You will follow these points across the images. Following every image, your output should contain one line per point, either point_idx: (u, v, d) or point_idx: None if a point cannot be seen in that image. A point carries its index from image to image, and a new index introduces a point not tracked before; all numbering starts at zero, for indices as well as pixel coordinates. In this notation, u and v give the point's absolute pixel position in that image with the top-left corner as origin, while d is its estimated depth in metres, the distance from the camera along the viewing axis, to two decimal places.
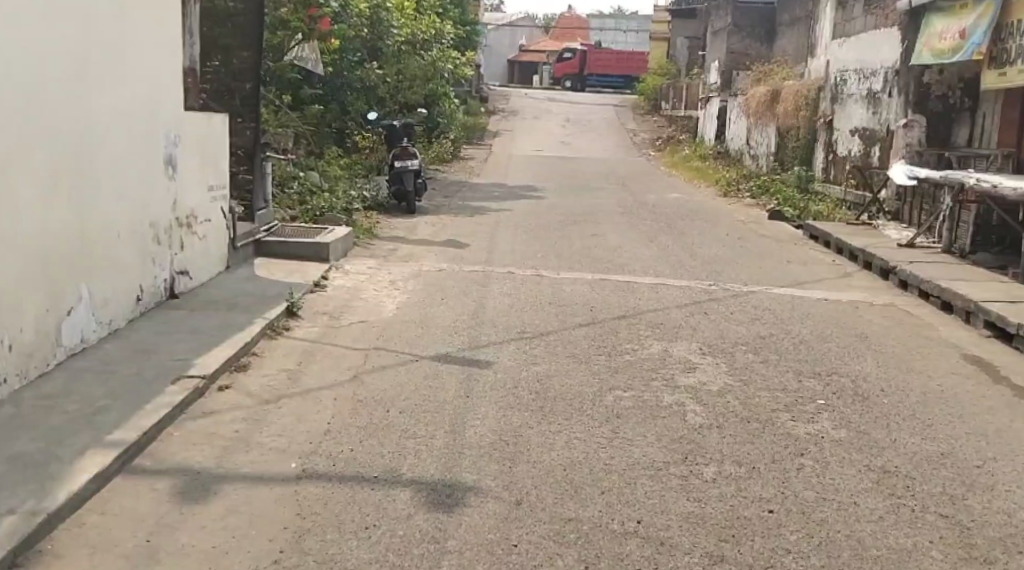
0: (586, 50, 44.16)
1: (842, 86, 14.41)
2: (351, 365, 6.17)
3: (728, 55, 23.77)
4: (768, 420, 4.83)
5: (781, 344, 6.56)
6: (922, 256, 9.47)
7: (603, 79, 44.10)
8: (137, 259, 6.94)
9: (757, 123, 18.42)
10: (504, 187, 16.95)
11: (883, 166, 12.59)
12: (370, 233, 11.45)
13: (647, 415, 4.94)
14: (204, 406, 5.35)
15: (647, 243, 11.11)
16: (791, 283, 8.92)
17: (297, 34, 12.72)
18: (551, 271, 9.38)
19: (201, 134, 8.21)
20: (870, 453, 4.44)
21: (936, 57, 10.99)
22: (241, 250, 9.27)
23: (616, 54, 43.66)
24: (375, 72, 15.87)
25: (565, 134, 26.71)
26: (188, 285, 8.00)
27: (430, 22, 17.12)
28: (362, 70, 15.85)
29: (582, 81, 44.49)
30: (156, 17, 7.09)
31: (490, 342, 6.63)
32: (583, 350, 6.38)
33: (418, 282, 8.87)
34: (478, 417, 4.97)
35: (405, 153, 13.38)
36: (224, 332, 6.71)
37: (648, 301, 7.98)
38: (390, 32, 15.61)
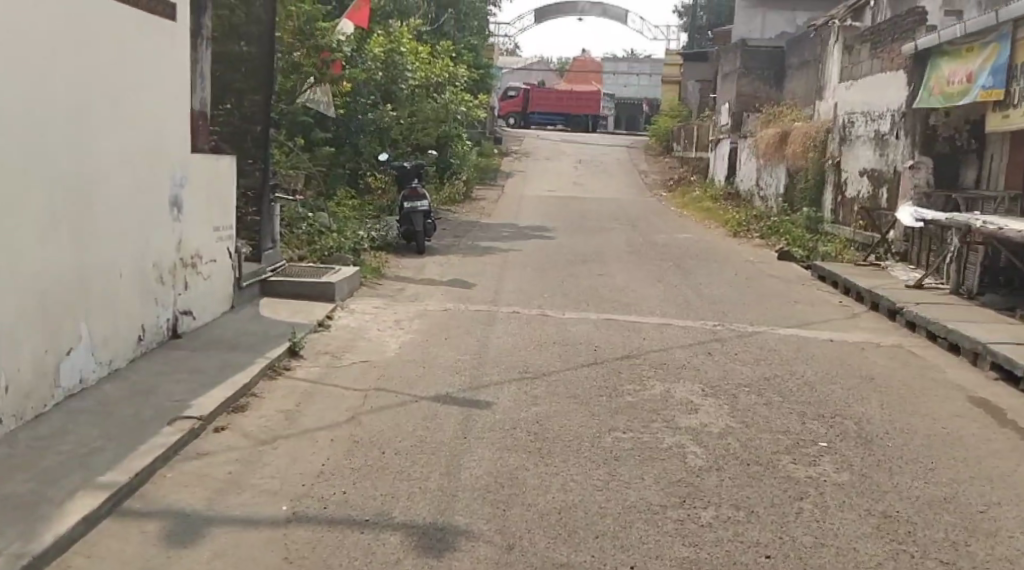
0: (528, 89, 44.89)
1: (850, 128, 14.39)
2: (350, 405, 6.13)
3: (738, 98, 23.73)
4: (768, 463, 4.75)
5: (786, 385, 6.48)
6: (931, 297, 9.40)
7: (544, 118, 45.04)
8: (138, 299, 6.94)
9: (767, 165, 18.42)
10: (513, 227, 16.96)
11: (891, 207, 12.53)
12: (377, 273, 11.43)
13: (647, 457, 4.86)
14: (199, 447, 5.31)
15: (654, 283, 11.07)
16: (798, 323, 8.85)
17: (310, 78, 12.89)
18: (556, 311, 9.33)
19: (208, 174, 8.25)
20: (871, 497, 4.35)
21: (944, 99, 11.03)
22: (246, 290, 9.27)
23: (556, 94, 44.38)
24: (390, 113, 15.76)
25: (576, 175, 26.78)
26: (192, 325, 7.99)
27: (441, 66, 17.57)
28: (377, 111, 15.68)
29: (525, 119, 45.41)
30: (161, 60, 7.15)
31: (491, 383, 6.57)
32: (584, 391, 6.32)
33: (422, 322, 8.84)
34: (474, 459, 4.91)
35: (414, 194, 13.41)
36: (224, 373, 6.67)
37: (652, 341, 7.92)
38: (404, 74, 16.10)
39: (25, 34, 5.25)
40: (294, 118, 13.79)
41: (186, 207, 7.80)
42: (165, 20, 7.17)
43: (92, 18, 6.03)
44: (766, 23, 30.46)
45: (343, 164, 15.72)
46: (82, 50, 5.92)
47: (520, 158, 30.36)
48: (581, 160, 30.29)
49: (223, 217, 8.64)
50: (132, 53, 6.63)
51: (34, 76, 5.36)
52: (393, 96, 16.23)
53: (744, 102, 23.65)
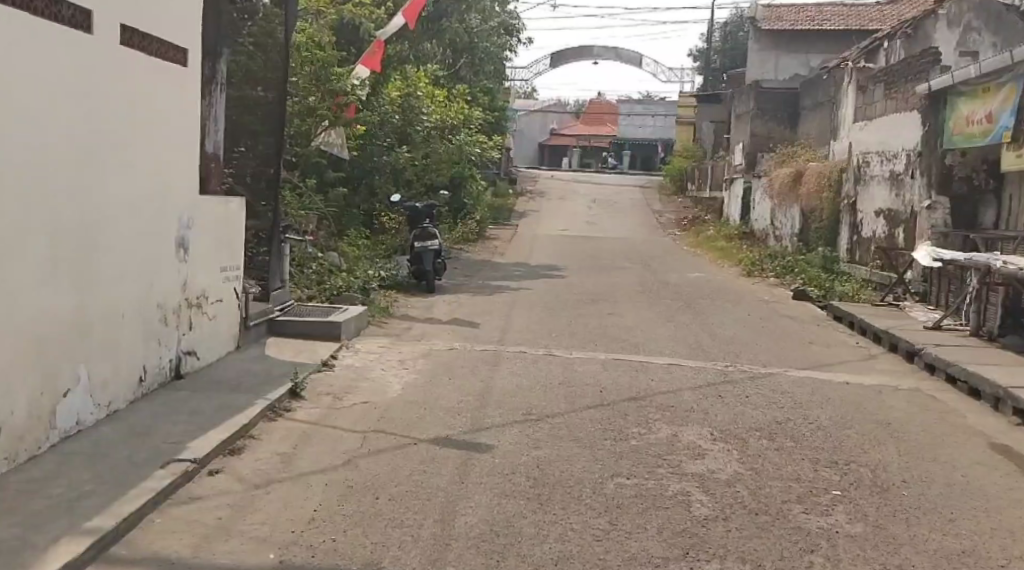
0: None
1: (865, 168, 14.22)
2: (348, 448, 5.94)
3: (751, 137, 23.56)
4: (778, 513, 4.53)
5: (799, 430, 6.26)
6: (948, 338, 9.16)
7: None
8: (140, 342, 6.79)
9: (781, 204, 18.25)
10: (525, 266, 16.80)
11: (908, 248, 12.30)
12: (386, 312, 11.28)
13: (650, 505, 4.66)
14: (191, 491, 5.11)
15: (665, 322, 10.87)
16: (812, 365, 8.62)
17: (325, 121, 12.82)
18: (564, 351, 9.14)
19: (216, 216, 8.15)
20: (887, 550, 4.12)
21: (965, 140, 10.89)
22: (252, 329, 9.10)
23: None
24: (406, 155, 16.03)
25: (589, 215, 26.69)
26: (195, 366, 7.83)
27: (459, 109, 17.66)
28: (393, 153, 15.76)
29: None
30: (171, 104, 7.07)
31: (492, 424, 6.39)
32: (588, 434, 6.13)
33: (427, 362, 8.66)
34: (470, 506, 4.71)
35: (425, 233, 13.29)
36: (223, 415, 6.49)
37: (661, 382, 7.72)
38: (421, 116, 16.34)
39: (27, 75, 5.15)
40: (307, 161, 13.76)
41: (193, 248, 7.68)
42: (175, 64, 7.11)
43: (99, 61, 5.95)
44: (779, 66, 30.47)
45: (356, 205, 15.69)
46: (87, 91, 5.82)
47: (534, 198, 30.25)
48: (595, 200, 30.18)
49: (230, 257, 8.53)
50: (140, 96, 6.55)
51: (36, 116, 5.26)
52: (408, 138, 16.23)
53: (757, 143, 23.52)
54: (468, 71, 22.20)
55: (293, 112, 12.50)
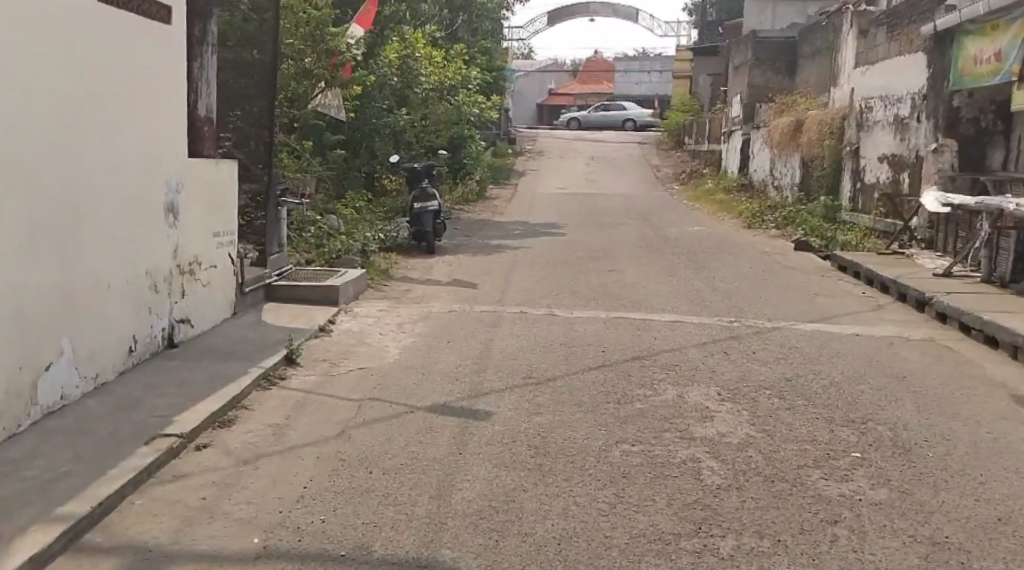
0: None
1: (868, 114, 13.71)
2: (342, 417, 5.62)
3: (750, 88, 22.97)
4: (796, 481, 4.30)
5: (812, 387, 5.95)
6: (962, 284, 8.84)
7: None
8: (129, 312, 6.36)
9: (781, 155, 17.84)
10: (524, 225, 16.47)
11: (914, 193, 11.88)
12: (384, 275, 10.94)
13: (658, 473, 4.40)
14: (176, 469, 4.79)
15: (667, 278, 10.56)
16: (818, 317, 8.30)
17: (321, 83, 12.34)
18: (564, 310, 8.85)
19: (208, 180, 7.65)
20: (916, 520, 3.90)
21: (974, 81, 10.44)
22: (250, 294, 8.69)
23: None
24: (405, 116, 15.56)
25: (587, 172, 26.28)
26: (189, 333, 7.41)
27: (457, 69, 17.15)
28: (392, 115, 15.28)
29: None
30: (155, 64, 6.55)
31: (492, 390, 6.11)
32: (591, 398, 5.84)
33: (426, 325, 8.37)
34: (469, 480, 4.44)
35: (424, 194, 12.96)
36: (213, 385, 6.17)
37: (664, 340, 7.44)
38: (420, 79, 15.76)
39: None
40: (306, 124, 13.30)
41: (183, 214, 7.20)
42: (158, 22, 6.56)
43: (68, 19, 5.43)
44: (777, 15, 29.84)
45: (356, 167, 15.24)
46: (57, 54, 5.33)
47: (532, 157, 29.82)
48: (593, 157, 29.78)
49: (225, 221, 8.04)
50: (120, 56, 6.05)
51: None
52: (407, 101, 15.68)
53: (755, 94, 23.00)
54: (466, 30, 21.65)
55: (288, 74, 12.06)
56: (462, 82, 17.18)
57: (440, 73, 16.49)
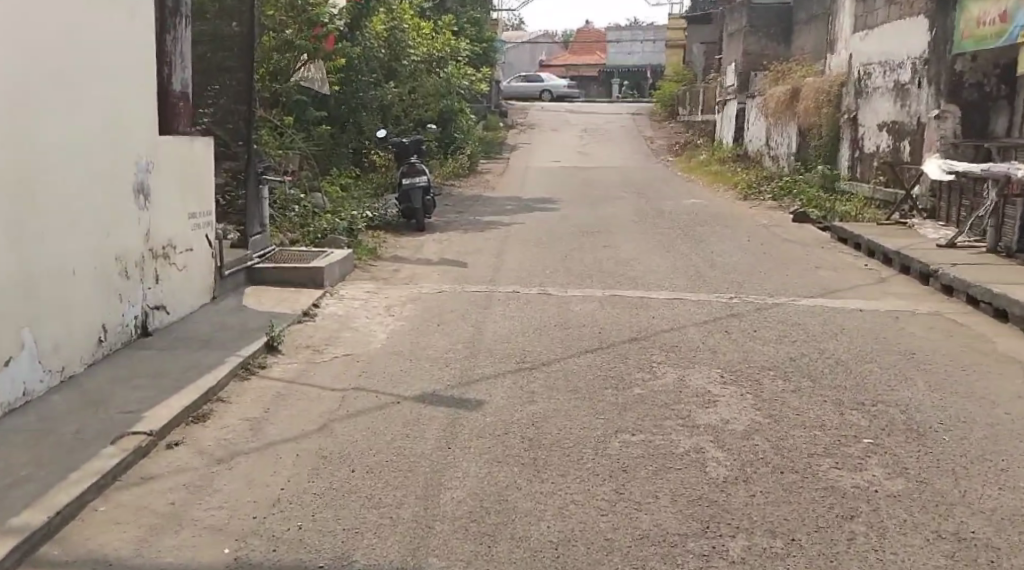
0: None
1: (867, 80, 13.33)
2: (325, 409, 5.33)
3: (744, 57, 22.55)
4: (806, 470, 4.04)
5: (818, 367, 5.67)
6: (965, 254, 8.56)
7: None
8: (98, 300, 6.06)
9: (776, 124, 17.50)
10: (517, 200, 16.13)
11: (914, 160, 11.58)
12: (372, 255, 10.61)
13: (659, 466, 4.15)
14: (144, 471, 4.53)
15: (663, 253, 10.29)
16: (822, 291, 8.03)
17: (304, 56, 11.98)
18: (558, 289, 8.55)
19: (181, 159, 7.31)
20: (938, 513, 3.66)
21: (976, 43, 10.13)
22: (229, 278, 8.37)
23: None
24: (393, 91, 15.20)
25: (580, 145, 25.90)
26: (165, 320, 7.11)
27: (445, 41, 16.75)
28: (380, 89, 14.85)
29: None
30: (119, 38, 6.20)
31: (483, 376, 5.83)
32: (588, 384, 5.57)
33: (415, 307, 8.07)
34: (458, 478, 4.18)
35: (413, 169, 12.60)
36: (189, 377, 5.89)
37: (663, 320, 7.15)
38: (407, 51, 15.39)
39: None
40: (290, 99, 12.94)
41: (154, 195, 6.87)
42: None
43: None
44: None
45: (344, 143, 14.85)
46: (11, 26, 4.99)
47: (524, 130, 29.42)
48: (586, 129, 29.38)
49: (200, 202, 7.71)
50: (81, 29, 5.70)
51: None
52: (395, 74, 15.33)
53: (750, 62, 22.58)
54: None
55: (269, 47, 11.68)
56: (451, 55, 16.79)
57: (428, 46, 16.10)
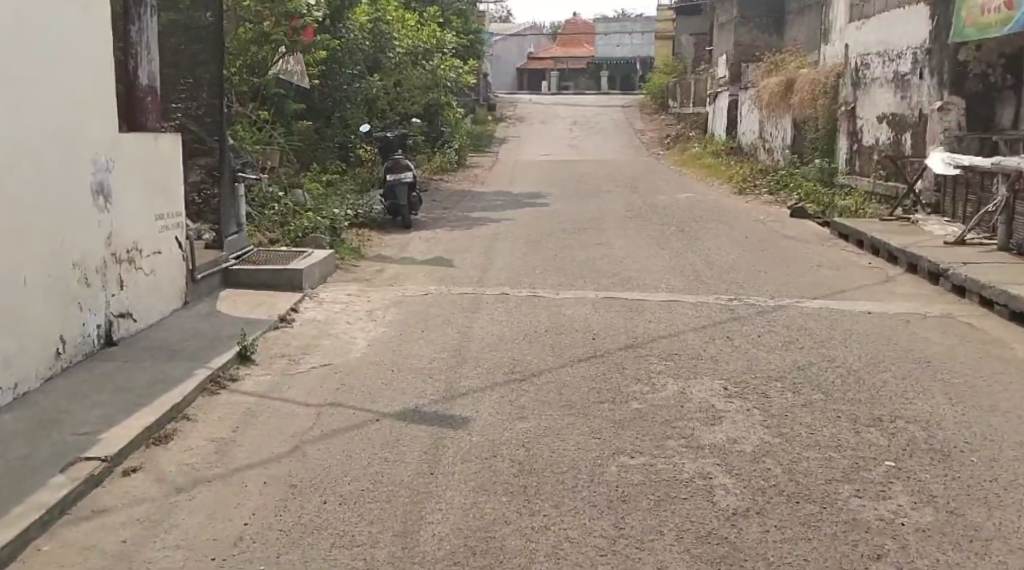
0: None
1: (864, 70, 12.92)
2: (298, 429, 4.93)
3: (736, 47, 22.14)
4: (823, 500, 3.68)
5: (828, 378, 5.32)
6: (974, 251, 8.20)
7: None
8: (54, 311, 5.65)
9: (771, 115, 17.12)
10: (506, 195, 15.74)
11: (916, 153, 11.21)
12: (355, 255, 10.19)
13: (663, 496, 3.79)
14: (97, 503, 4.15)
15: (657, 251, 9.91)
16: (825, 292, 7.68)
17: (281, 48, 11.54)
18: (548, 291, 8.16)
19: (145, 157, 6.88)
20: (974, 550, 3.31)
21: (978, 32, 9.63)
22: (202, 283, 7.94)
23: None
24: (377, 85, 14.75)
25: (571, 138, 25.51)
26: (133, 328, 6.70)
27: (431, 32, 16.31)
28: (365, 81, 14.39)
29: None
30: (71, 28, 5.77)
31: (470, 389, 5.43)
32: (581, 398, 5.19)
33: (399, 311, 7.67)
34: (440, 511, 3.82)
35: (398, 164, 12.18)
36: (154, 392, 5.48)
37: (660, 324, 6.77)
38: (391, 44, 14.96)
39: None
40: (268, 92, 12.50)
41: (115, 196, 6.45)
42: None
43: None
44: None
45: (328, 137, 14.45)
46: None
47: (514, 124, 28.99)
48: (576, 121, 29.00)
49: (168, 202, 7.29)
50: (26, 18, 5.26)
51: None
52: (379, 67, 14.90)
53: (742, 53, 22.18)
54: None
55: (245, 40, 11.23)
56: (437, 46, 16.35)
57: (414, 37, 15.66)
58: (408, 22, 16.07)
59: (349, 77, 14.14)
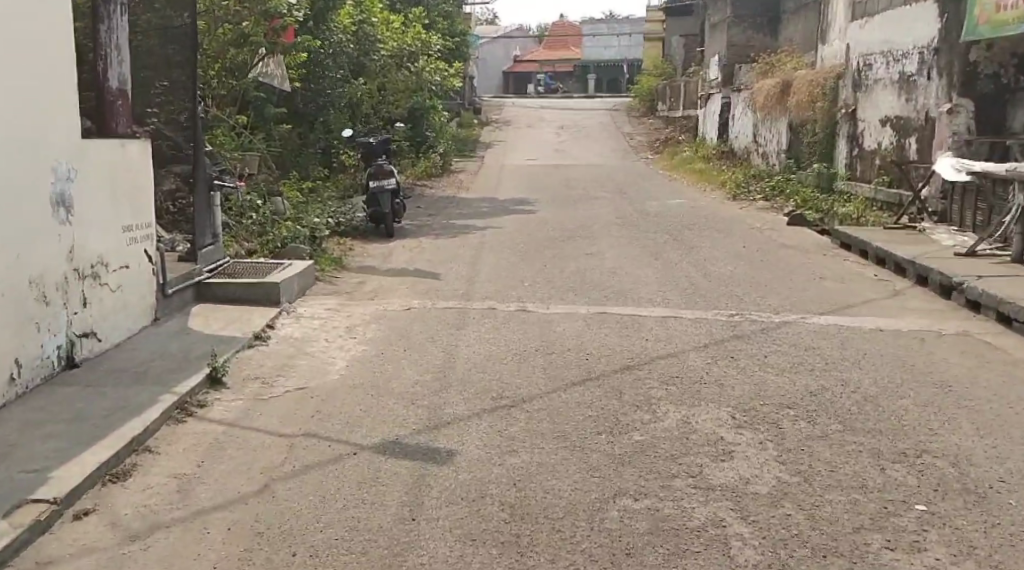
0: None
1: (867, 71, 12.55)
2: (270, 462, 4.50)
3: (729, 48, 21.80)
4: (850, 553, 3.39)
5: (847, 410, 4.98)
6: (986, 263, 7.86)
7: None
8: (8, 333, 5.20)
9: (765, 119, 16.79)
10: (494, 201, 15.35)
11: (921, 159, 10.86)
12: (337, 266, 9.78)
13: (672, 549, 3.44)
14: (41, 554, 3.71)
15: (651, 262, 9.50)
16: (831, 308, 7.32)
17: (262, 48, 11.10)
18: (539, 305, 7.77)
19: (111, 165, 6.44)
20: None
21: (992, 29, 9.21)
22: (174, 297, 7.48)
23: None
24: (363, 87, 14.33)
25: (558, 142, 25.12)
26: (98, 348, 6.25)
27: (417, 33, 15.90)
28: (349, 84, 14.15)
29: None
30: (26, 25, 5.32)
31: (456, 417, 5.03)
32: (577, 428, 4.79)
33: (382, 327, 7.27)
34: (425, 563, 3.45)
35: (381, 171, 11.75)
36: (113, 420, 4.98)
37: (658, 343, 6.38)
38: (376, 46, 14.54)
39: None
40: (247, 96, 12.05)
41: (78, 207, 6.00)
42: None
43: None
44: None
45: (311, 142, 14.06)
46: None
47: (500, 127, 28.56)
48: (563, 125, 28.62)
49: (137, 212, 6.83)
50: None
51: None
52: (364, 69, 14.49)
53: (735, 54, 21.83)
54: None
55: (225, 41, 10.79)
56: (423, 47, 15.94)
57: (399, 38, 15.25)
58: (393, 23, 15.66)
59: (334, 80, 13.77)
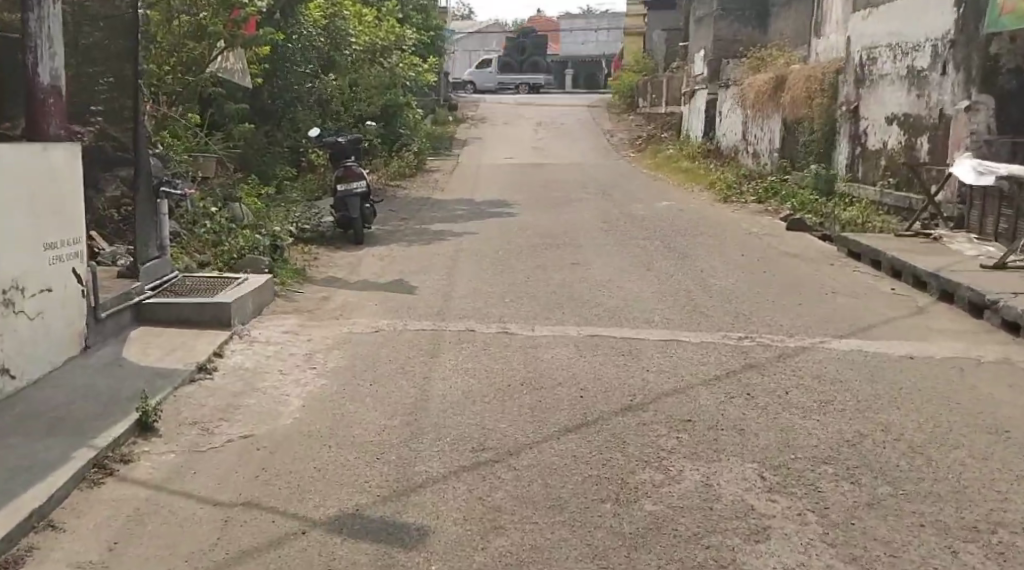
0: None
1: (871, 65, 11.80)
2: (202, 544, 3.66)
3: (716, 42, 20.98)
4: None
5: (895, 467, 4.20)
6: (1016, 277, 7.18)
7: None
8: None
9: (755, 116, 16.03)
10: (471, 203, 14.52)
11: (934, 159, 10.15)
12: (300, 278, 8.92)
13: None
14: None
15: (645, 274, 8.69)
16: (852, 330, 6.54)
17: (220, 41, 10.16)
18: (522, 326, 6.95)
19: (31, 175, 5.50)
20: None
21: (1014, 20, 8.51)
22: (111, 321, 6.56)
23: None
24: (334, 83, 13.40)
25: (538, 139, 24.27)
26: (10, 385, 5.32)
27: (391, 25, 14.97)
28: (318, 80, 13.30)
29: None
30: None
31: (429, 476, 4.20)
32: (576, 492, 3.97)
33: (347, 353, 6.42)
34: None
35: (349, 173, 10.88)
36: (11, 482, 4.05)
37: (661, 375, 5.56)
38: (348, 39, 13.61)
39: None
40: (205, 92, 11.10)
41: None
42: None
43: None
44: None
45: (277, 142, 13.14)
46: None
47: (476, 124, 27.67)
48: (542, 122, 27.80)
49: (62, 228, 5.86)
50: None
51: None
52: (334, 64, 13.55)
53: (721, 48, 21.02)
54: None
55: (180, 31, 9.94)
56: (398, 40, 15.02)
57: (372, 31, 14.31)
58: (366, 14, 14.71)
59: (301, 75, 12.91)
